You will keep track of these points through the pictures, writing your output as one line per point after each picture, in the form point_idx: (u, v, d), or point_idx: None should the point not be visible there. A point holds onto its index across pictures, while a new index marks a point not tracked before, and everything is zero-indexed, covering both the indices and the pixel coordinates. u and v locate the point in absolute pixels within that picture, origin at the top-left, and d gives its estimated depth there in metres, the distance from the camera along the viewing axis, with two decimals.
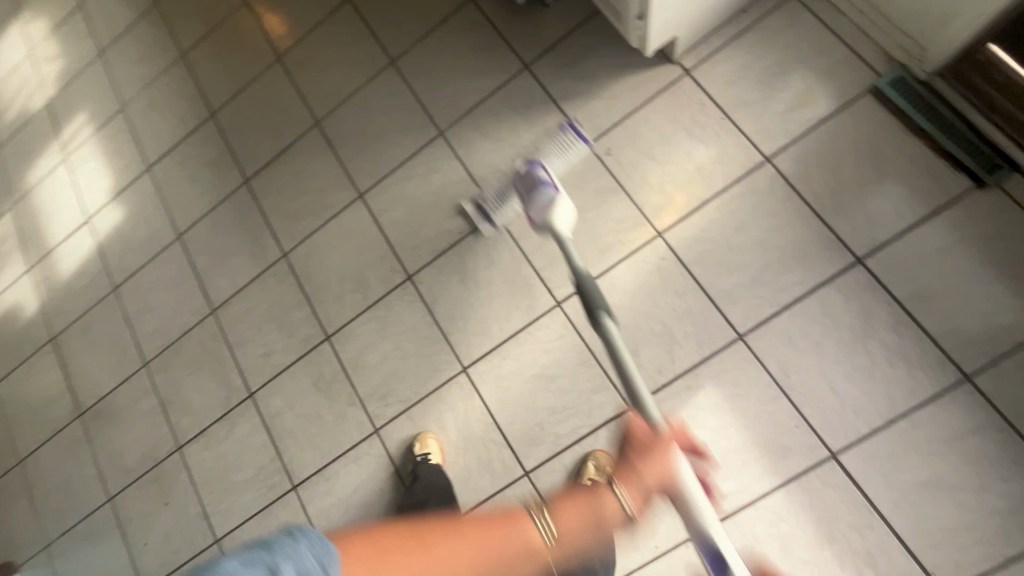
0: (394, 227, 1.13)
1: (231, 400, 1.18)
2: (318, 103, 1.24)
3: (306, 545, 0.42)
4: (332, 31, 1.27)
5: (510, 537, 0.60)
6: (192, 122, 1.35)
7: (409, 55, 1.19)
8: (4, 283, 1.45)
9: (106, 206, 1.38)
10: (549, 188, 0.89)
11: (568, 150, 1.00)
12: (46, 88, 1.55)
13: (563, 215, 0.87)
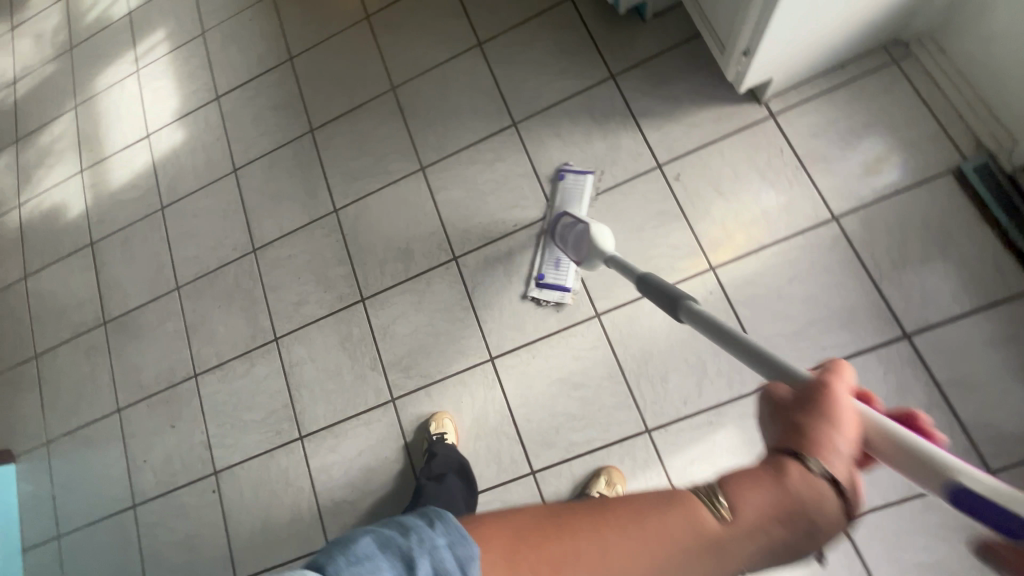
0: (449, 206, 1.13)
1: (255, 340, 1.19)
2: (398, 69, 1.24)
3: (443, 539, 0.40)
4: (425, 1, 1.27)
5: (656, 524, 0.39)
6: (269, 61, 1.35)
7: (498, 40, 1.19)
8: (54, 180, 1.47)
9: (167, 126, 1.39)
10: (594, 227, 0.93)
11: (582, 188, 1.06)
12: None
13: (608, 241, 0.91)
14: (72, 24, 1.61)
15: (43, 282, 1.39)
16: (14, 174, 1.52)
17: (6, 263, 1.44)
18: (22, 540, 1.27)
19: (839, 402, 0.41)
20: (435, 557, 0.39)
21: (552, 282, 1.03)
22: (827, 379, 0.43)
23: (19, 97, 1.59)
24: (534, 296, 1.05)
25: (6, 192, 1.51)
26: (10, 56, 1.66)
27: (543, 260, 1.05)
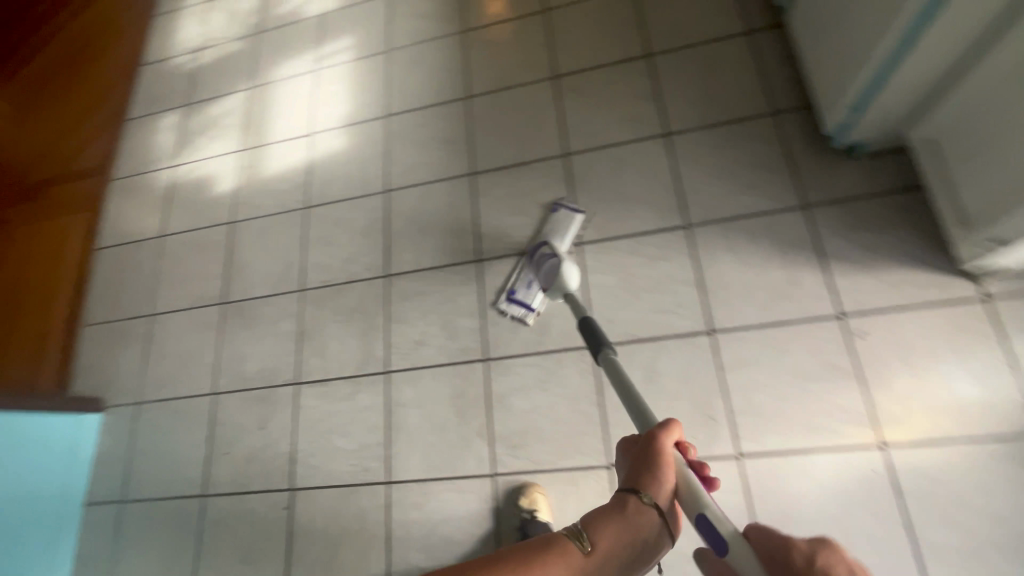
0: (598, 291, 1.09)
1: (365, 366, 1.17)
2: (574, 137, 1.23)
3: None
4: (617, 76, 1.26)
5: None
6: (445, 94, 1.37)
7: (686, 136, 1.16)
8: (212, 151, 1.53)
9: (332, 131, 1.43)
10: (559, 263, 0.98)
11: (570, 223, 1.12)
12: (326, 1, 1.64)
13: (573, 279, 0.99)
14: (265, 11, 1.70)
15: (175, 246, 1.43)
16: (176, 136, 1.59)
17: (146, 218, 1.50)
18: (87, 493, 1.27)
19: (669, 450, 0.57)
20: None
21: (523, 300, 1.09)
22: (661, 432, 0.59)
23: (199, 65, 1.69)
24: (508, 312, 1.11)
25: (163, 151, 1.58)
26: (200, 26, 1.76)
27: (520, 278, 1.12)
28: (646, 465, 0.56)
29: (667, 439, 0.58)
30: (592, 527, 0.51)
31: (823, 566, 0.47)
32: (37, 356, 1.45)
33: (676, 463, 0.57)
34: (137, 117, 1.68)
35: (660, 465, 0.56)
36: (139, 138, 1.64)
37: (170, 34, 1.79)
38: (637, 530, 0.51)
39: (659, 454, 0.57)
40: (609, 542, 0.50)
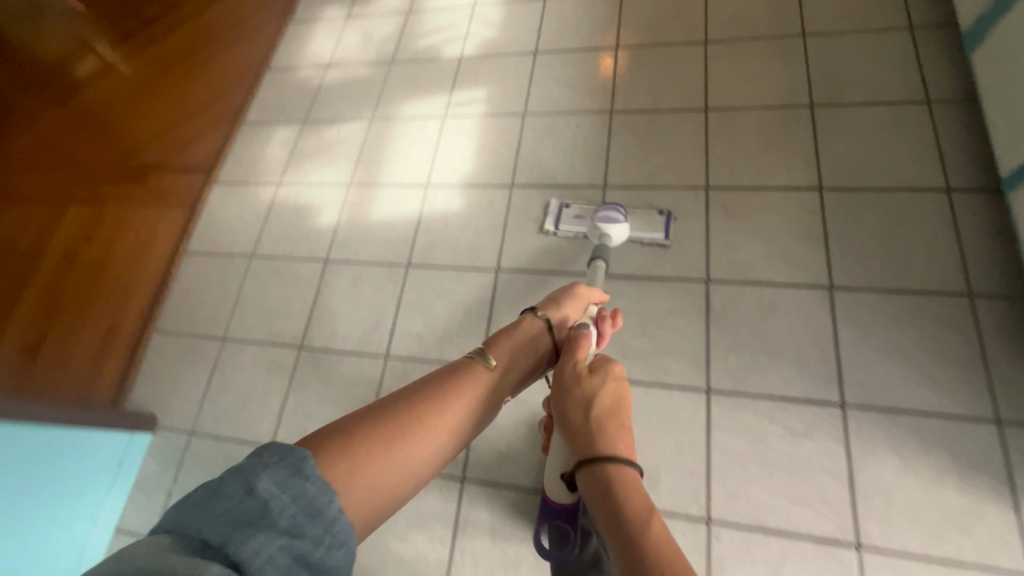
0: (722, 454, 0.95)
1: (440, 466, 1.06)
2: (719, 261, 1.10)
3: (273, 459, 0.42)
4: (780, 204, 1.12)
5: (461, 378, 0.63)
6: (579, 174, 1.26)
7: (856, 295, 1.01)
8: (321, 177, 1.46)
9: (449, 188, 1.34)
10: (615, 213, 1.09)
11: (647, 231, 1.14)
12: (467, 46, 1.57)
13: (614, 232, 1.09)
14: (402, 42, 1.65)
15: (265, 271, 1.37)
16: (288, 151, 1.54)
17: (241, 231, 1.44)
18: (119, 517, 1.20)
19: (568, 308, 0.81)
20: (271, 473, 0.41)
21: (563, 215, 1.21)
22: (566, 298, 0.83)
23: (325, 83, 1.65)
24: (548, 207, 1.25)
25: (272, 164, 1.53)
26: (333, 42, 1.73)
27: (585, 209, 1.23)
28: (551, 326, 0.77)
29: (569, 305, 0.81)
30: (491, 347, 0.69)
31: (589, 374, 0.64)
32: (103, 349, 1.40)
33: (568, 318, 0.80)
34: (253, 121, 1.64)
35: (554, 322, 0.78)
36: (250, 144, 1.60)
37: (301, 43, 1.77)
38: (525, 336, 0.73)
39: (561, 314, 0.79)
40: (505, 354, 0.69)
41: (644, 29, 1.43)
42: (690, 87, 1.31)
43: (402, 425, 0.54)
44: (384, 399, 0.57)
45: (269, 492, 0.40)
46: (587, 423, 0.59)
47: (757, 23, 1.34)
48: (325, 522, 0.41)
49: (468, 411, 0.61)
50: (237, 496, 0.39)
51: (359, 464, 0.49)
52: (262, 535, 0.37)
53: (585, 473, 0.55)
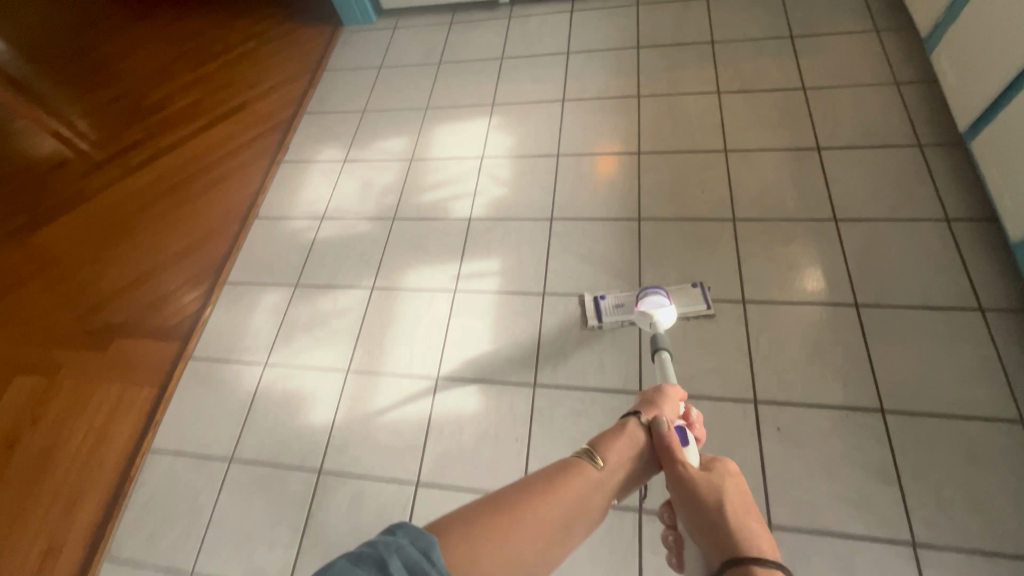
0: None
1: None
2: (779, 498, 0.97)
3: (406, 539, 0.50)
4: (838, 426, 1.01)
5: (568, 475, 0.65)
6: (613, 297, 1.23)
7: (942, 555, 0.88)
8: (315, 357, 1.30)
9: (464, 382, 1.20)
10: (661, 299, 1.08)
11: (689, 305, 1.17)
12: (476, 204, 1.47)
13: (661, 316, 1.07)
14: (404, 196, 1.54)
15: (246, 480, 1.17)
16: (276, 322, 1.38)
17: (220, 424, 1.25)
18: None
19: (667, 400, 0.81)
20: (403, 553, 0.48)
21: (602, 307, 1.21)
22: (661, 391, 0.82)
23: (320, 239, 1.51)
24: (583, 302, 1.25)
25: (258, 338, 1.36)
26: (329, 190, 1.61)
27: (622, 295, 1.23)
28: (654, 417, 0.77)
29: (665, 397, 0.81)
30: (599, 447, 0.70)
31: (720, 485, 0.68)
32: None
33: (666, 410, 0.80)
34: (236, 280, 1.49)
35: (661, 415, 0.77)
36: (233, 309, 1.43)
37: (293, 188, 1.64)
38: (632, 437, 0.73)
39: (663, 408, 0.79)
40: (618, 453, 0.70)
41: (666, 200, 1.36)
42: (722, 271, 1.23)
43: (517, 525, 0.56)
44: (502, 491, 0.60)
45: (397, 572, 0.47)
46: (724, 526, 0.63)
47: (785, 203, 1.29)
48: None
49: (578, 503, 0.62)
50: (371, 573, 0.46)
51: (480, 546, 0.53)
52: None
53: (734, 574, 0.57)
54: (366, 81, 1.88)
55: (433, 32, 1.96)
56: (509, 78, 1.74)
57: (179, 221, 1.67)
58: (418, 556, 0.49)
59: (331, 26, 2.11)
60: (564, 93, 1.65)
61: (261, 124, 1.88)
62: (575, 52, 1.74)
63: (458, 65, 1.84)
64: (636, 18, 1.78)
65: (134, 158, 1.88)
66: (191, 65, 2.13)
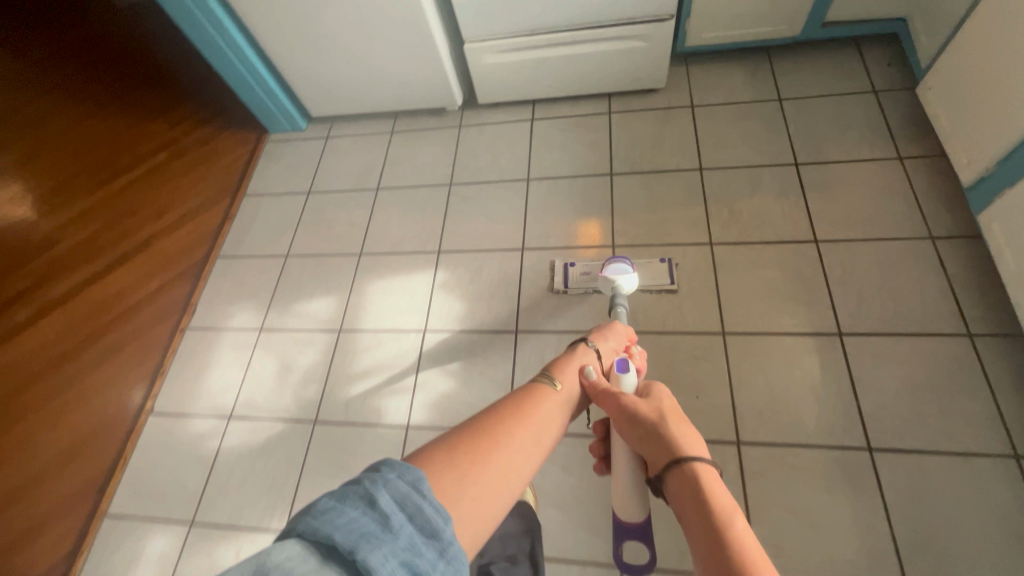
0: None
1: None
2: None
3: (392, 474, 0.39)
4: None
5: (534, 395, 0.62)
6: (582, 266, 1.26)
7: None
8: None
9: None
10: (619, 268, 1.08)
11: (654, 279, 1.21)
12: (416, 404, 1.18)
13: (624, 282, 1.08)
14: (329, 386, 1.25)
15: None
16: None
17: None
18: None
19: (611, 333, 0.85)
20: (391, 488, 0.38)
21: (570, 274, 1.26)
22: (600, 327, 0.87)
23: (224, 449, 1.22)
24: (554, 268, 1.29)
25: None
26: (241, 375, 1.32)
27: (590, 262, 1.27)
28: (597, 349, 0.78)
29: (609, 334, 0.85)
30: (556, 372, 0.68)
31: (654, 390, 0.65)
32: None
33: (605, 342, 0.82)
34: (122, 513, 1.19)
35: (598, 343, 0.81)
36: (114, 558, 1.14)
37: (198, 371, 1.35)
38: (581, 360, 0.73)
39: (602, 338, 0.82)
40: (571, 379, 0.68)
41: None
42: None
43: (496, 453, 0.51)
44: (475, 418, 0.55)
45: (389, 510, 0.37)
46: (661, 432, 0.59)
47: (804, 418, 1.02)
48: (442, 548, 0.36)
49: (547, 421, 0.59)
50: (353, 511, 0.36)
51: (464, 473, 0.47)
52: (385, 542, 0.34)
53: (675, 473, 0.54)
54: (292, 212, 1.58)
55: (370, 143, 1.66)
56: (458, 213, 1.45)
57: (58, 415, 1.36)
58: (411, 488, 0.38)
59: (255, 133, 1.81)
60: (523, 238, 1.36)
61: (167, 269, 1.58)
62: (537, 179, 1.45)
63: (398, 191, 1.54)
64: (608, 131, 1.49)
65: (13, 317, 1.57)
66: (91, 185, 1.81)
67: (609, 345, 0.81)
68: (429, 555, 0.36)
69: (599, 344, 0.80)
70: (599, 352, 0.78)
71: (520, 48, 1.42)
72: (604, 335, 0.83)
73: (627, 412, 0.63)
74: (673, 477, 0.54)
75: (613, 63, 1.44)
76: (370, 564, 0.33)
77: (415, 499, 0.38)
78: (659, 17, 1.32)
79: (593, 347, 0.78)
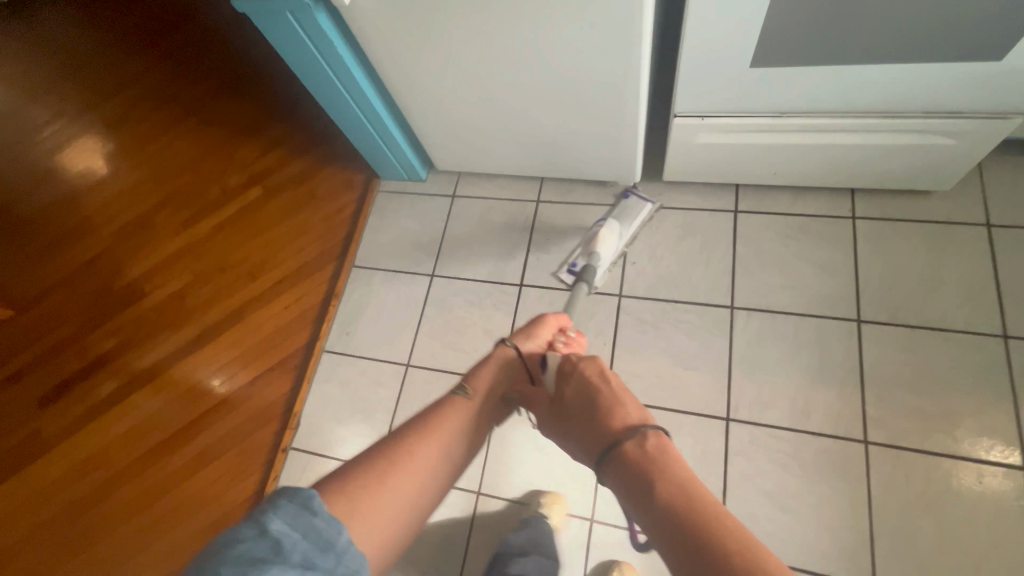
0: None
1: None
2: None
3: (283, 500, 0.46)
4: None
5: (444, 408, 0.67)
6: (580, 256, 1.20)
7: None
8: None
9: None
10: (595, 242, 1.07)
11: (638, 211, 1.19)
12: None
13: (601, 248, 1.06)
14: None
15: None
16: None
17: None
18: None
19: (547, 320, 0.85)
20: (284, 512, 0.45)
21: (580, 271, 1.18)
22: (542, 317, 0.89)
23: None
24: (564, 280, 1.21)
25: None
26: None
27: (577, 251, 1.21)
28: (524, 339, 0.81)
29: (547, 322, 0.84)
30: (471, 379, 0.74)
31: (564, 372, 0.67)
32: None
33: (543, 328, 0.83)
34: None
35: (536, 328, 0.83)
36: None
37: None
38: (501, 365, 0.77)
39: (543, 327, 0.84)
40: (484, 383, 0.74)
41: None
42: None
43: (397, 471, 0.58)
44: (388, 436, 0.62)
45: (281, 532, 0.44)
46: (599, 423, 0.59)
47: None
48: (332, 554, 0.45)
49: (457, 431, 0.66)
50: (252, 536, 0.43)
51: (375, 489, 0.55)
52: (272, 562, 0.42)
53: (615, 464, 0.54)
54: (412, 302, 1.28)
55: (510, 215, 1.31)
56: (632, 343, 1.11)
57: (160, 525, 1.20)
58: (301, 510, 0.46)
59: (362, 173, 1.50)
60: (728, 401, 1.02)
61: (263, 355, 1.33)
62: (745, 308, 1.08)
63: (548, 294, 1.20)
64: (851, 247, 1.08)
65: (99, 390, 1.39)
66: (175, 224, 1.57)
67: (541, 333, 0.83)
68: (320, 560, 0.45)
69: (528, 337, 0.82)
70: (527, 338, 0.81)
71: (754, 131, 1.00)
72: (555, 318, 0.85)
73: (553, 404, 0.68)
74: (608, 467, 0.54)
75: (881, 158, 1.01)
76: None
77: (309, 514, 0.46)
78: (998, 113, 0.86)
79: (523, 341, 0.81)
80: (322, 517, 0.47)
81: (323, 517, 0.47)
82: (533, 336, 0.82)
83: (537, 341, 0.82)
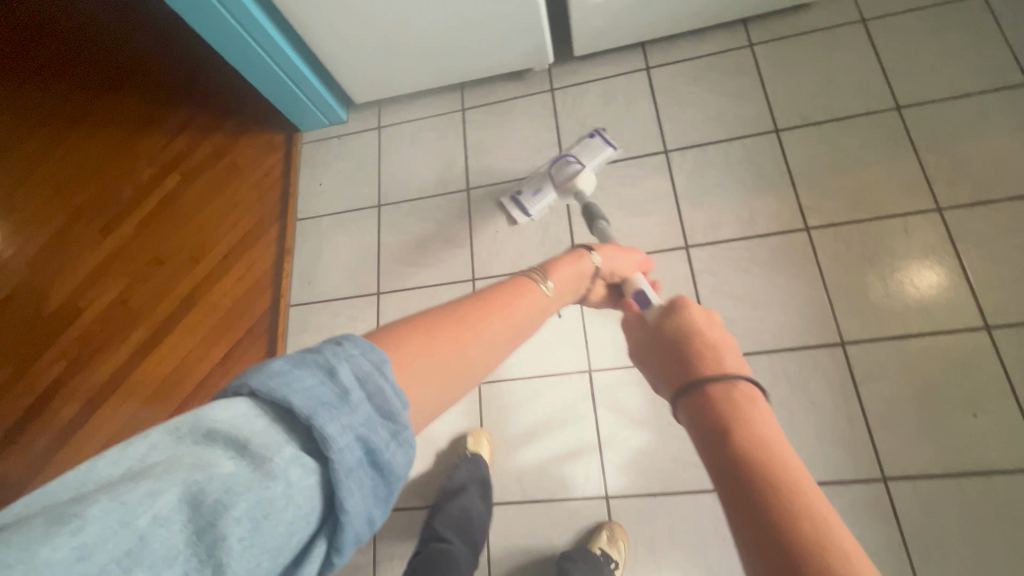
0: None
1: None
2: None
3: (356, 348, 0.32)
4: None
5: (517, 297, 0.53)
6: (528, 187, 1.16)
7: None
8: None
9: None
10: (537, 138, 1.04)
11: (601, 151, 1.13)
12: (608, 465, 0.98)
13: (584, 181, 1.04)
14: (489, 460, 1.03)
15: None
16: None
17: None
18: None
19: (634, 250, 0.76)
20: (352, 359, 0.32)
21: (524, 201, 1.15)
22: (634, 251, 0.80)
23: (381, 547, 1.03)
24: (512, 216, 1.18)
25: None
26: None
27: (529, 183, 1.17)
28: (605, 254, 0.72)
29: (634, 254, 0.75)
30: (550, 279, 0.61)
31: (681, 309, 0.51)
32: None
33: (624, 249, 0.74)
34: None
35: (614, 249, 0.73)
36: None
37: None
38: (579, 273, 0.67)
39: (621, 251, 0.74)
40: (564, 278, 0.64)
41: (916, 439, 0.87)
42: None
43: (437, 343, 0.41)
44: (424, 309, 0.44)
45: (349, 380, 0.31)
46: (686, 352, 0.47)
47: None
48: (397, 428, 0.31)
49: (526, 319, 0.52)
50: (308, 377, 0.30)
51: (418, 348, 0.39)
52: (336, 410, 0.29)
53: (684, 402, 0.42)
54: (366, 234, 1.27)
55: (440, 129, 1.32)
56: (584, 208, 1.16)
57: None
58: (368, 367, 0.32)
59: (282, 133, 1.46)
60: (683, 231, 1.09)
61: (228, 330, 1.29)
62: (677, 149, 1.15)
63: (497, 189, 1.22)
64: (756, 70, 1.16)
65: (60, 415, 1.30)
66: (93, 234, 1.46)
67: (617, 252, 0.73)
68: (386, 430, 0.31)
69: (610, 252, 0.72)
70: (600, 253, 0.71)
71: None
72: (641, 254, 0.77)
73: (643, 337, 0.54)
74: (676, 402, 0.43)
75: None
76: (325, 428, 0.28)
77: (385, 374, 0.32)
78: None
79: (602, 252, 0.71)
80: (400, 389, 0.33)
81: (399, 388, 0.33)
82: (623, 258, 0.73)
83: (618, 254, 0.73)
